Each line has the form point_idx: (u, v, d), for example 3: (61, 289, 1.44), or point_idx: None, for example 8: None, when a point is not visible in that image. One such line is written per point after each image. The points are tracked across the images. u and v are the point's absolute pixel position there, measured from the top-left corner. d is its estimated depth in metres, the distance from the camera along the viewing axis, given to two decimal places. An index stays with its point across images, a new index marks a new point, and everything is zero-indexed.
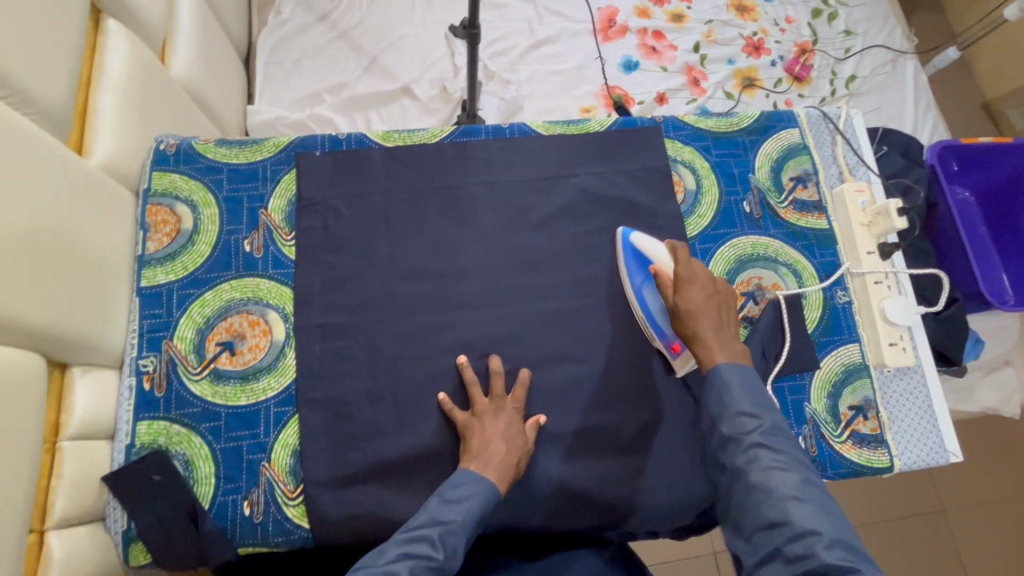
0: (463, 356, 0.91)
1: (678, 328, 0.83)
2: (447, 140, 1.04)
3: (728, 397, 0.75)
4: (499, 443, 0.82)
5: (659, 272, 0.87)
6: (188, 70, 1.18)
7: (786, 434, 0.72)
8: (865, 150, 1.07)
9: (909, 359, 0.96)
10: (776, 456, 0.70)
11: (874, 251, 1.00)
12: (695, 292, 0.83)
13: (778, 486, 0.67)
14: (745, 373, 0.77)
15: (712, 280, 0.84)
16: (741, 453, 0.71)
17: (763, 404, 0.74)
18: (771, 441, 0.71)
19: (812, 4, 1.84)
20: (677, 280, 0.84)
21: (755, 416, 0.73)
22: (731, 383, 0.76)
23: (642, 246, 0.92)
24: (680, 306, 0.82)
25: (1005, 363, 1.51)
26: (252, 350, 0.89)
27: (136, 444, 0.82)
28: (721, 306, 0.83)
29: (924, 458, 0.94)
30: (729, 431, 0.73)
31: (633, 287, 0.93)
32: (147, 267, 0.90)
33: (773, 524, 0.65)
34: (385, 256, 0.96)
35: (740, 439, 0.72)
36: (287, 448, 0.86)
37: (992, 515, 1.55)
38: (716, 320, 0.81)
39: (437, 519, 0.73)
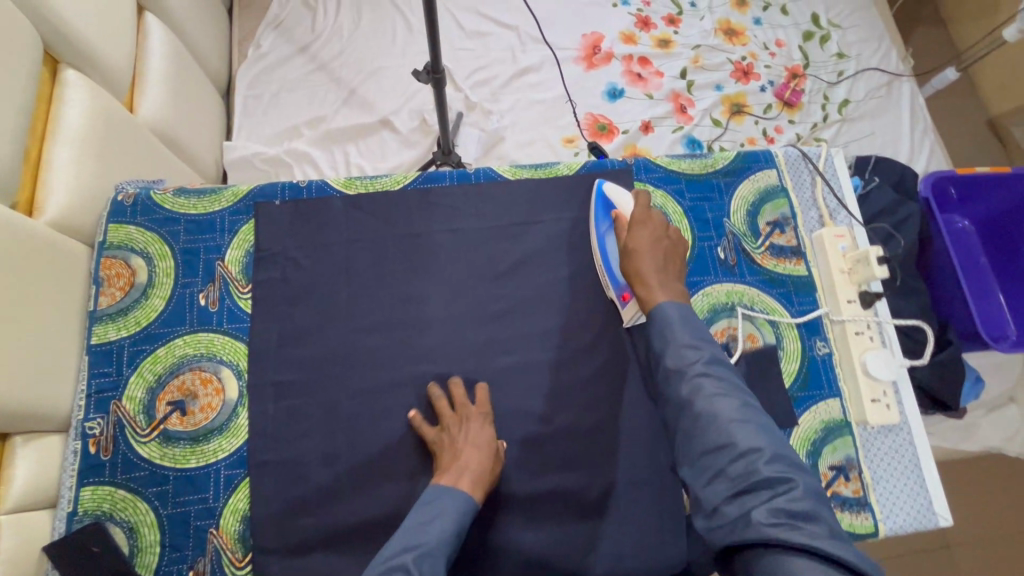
0: (433, 382, 0.90)
1: (625, 267, 0.89)
2: (410, 186, 1.01)
3: (673, 333, 0.82)
4: (470, 451, 0.81)
5: (618, 215, 0.93)
6: (156, 111, 1.16)
7: (725, 365, 0.79)
8: (846, 193, 1.04)
9: (893, 417, 0.90)
10: (717, 384, 0.76)
11: (855, 300, 0.95)
12: (644, 234, 0.90)
13: (720, 410, 0.73)
14: (682, 310, 0.84)
15: (663, 227, 0.92)
16: (686, 383, 0.78)
17: (703, 338, 0.81)
18: (712, 371, 0.77)
19: (804, 26, 1.78)
20: (631, 222, 0.91)
21: (697, 348, 0.80)
22: (673, 320, 0.83)
23: (610, 192, 0.96)
24: (627, 245, 0.89)
25: (1009, 401, 1.42)
26: (203, 409, 0.87)
27: (78, 511, 0.80)
28: (667, 250, 0.89)
29: (911, 522, 0.88)
30: (676, 364, 0.80)
31: (598, 234, 0.95)
32: (98, 323, 0.89)
33: (717, 447, 0.71)
34: (344, 308, 0.93)
35: (684, 371, 0.79)
36: (236, 513, 0.83)
37: (999, 552, 1.47)
38: (660, 262, 0.88)
39: (408, 545, 0.71)
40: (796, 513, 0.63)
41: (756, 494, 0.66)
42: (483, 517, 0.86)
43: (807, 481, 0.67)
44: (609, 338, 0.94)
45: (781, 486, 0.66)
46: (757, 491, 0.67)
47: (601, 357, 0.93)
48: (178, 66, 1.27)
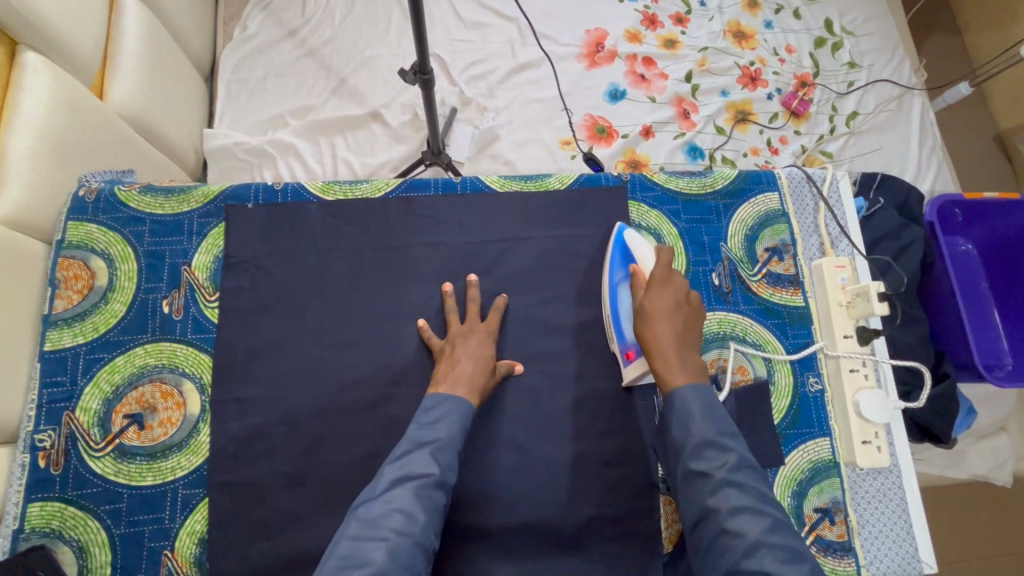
0: (447, 283, 0.91)
1: (639, 331, 0.81)
2: (391, 194, 0.95)
3: (694, 428, 0.73)
4: (465, 364, 0.82)
5: (637, 271, 0.85)
6: (129, 95, 1.07)
7: (752, 471, 0.70)
8: (850, 222, 1.00)
9: (884, 460, 0.86)
10: (745, 496, 0.67)
11: (852, 335, 0.91)
12: (664, 298, 0.81)
13: (748, 530, 0.65)
14: (703, 396, 0.75)
15: (684, 291, 0.83)
16: (711, 494, 0.68)
17: (727, 435, 0.73)
18: (738, 479, 0.69)
19: (817, 32, 1.70)
20: (651, 282, 0.83)
21: (721, 450, 0.71)
22: (694, 410, 0.74)
23: (631, 244, 0.88)
24: (645, 308, 0.81)
25: (1000, 429, 1.36)
26: (163, 424, 0.82)
27: (25, 529, 0.76)
28: (687, 320, 0.81)
29: (895, 568, 0.86)
30: (699, 467, 0.71)
31: (611, 284, 0.89)
32: (52, 329, 0.84)
33: (747, 574, 0.63)
34: (315, 322, 0.89)
35: (708, 476, 0.69)
36: (193, 535, 0.79)
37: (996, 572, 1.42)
38: (678, 332, 0.80)
39: (420, 442, 0.74)
40: None
41: None
42: (450, 549, 0.81)
43: None
44: (594, 364, 0.90)
45: None
46: None
47: (584, 385, 0.89)
48: (156, 49, 1.16)
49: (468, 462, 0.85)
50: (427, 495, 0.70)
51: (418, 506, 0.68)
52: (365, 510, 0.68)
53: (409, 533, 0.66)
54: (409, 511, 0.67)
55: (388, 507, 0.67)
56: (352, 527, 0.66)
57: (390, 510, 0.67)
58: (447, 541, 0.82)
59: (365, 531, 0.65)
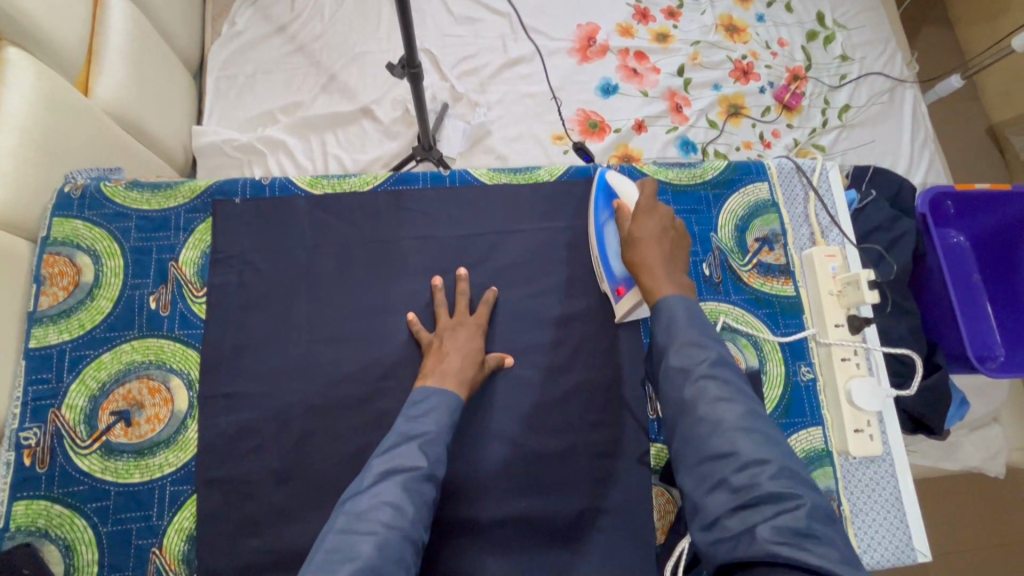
0: (437, 277, 0.90)
1: (626, 255, 0.82)
2: (380, 187, 0.95)
3: (676, 330, 0.73)
4: (454, 357, 0.82)
5: (621, 204, 0.87)
6: (116, 91, 1.06)
7: (732, 368, 0.70)
8: (840, 211, 1.00)
9: (877, 449, 0.86)
10: (723, 388, 0.67)
11: (843, 324, 0.91)
12: (649, 223, 0.83)
13: (724, 417, 0.64)
14: (689, 306, 0.75)
15: (668, 217, 0.85)
16: (690, 385, 0.68)
17: (710, 337, 0.72)
18: (717, 373, 0.68)
19: (808, 25, 1.70)
20: (635, 210, 0.85)
21: (702, 347, 0.70)
22: (678, 315, 0.74)
23: (614, 182, 0.90)
24: (632, 234, 0.82)
25: (994, 420, 1.35)
26: (150, 421, 0.82)
27: (11, 528, 0.75)
28: (672, 242, 0.83)
29: (889, 557, 0.86)
30: (678, 363, 0.70)
31: (597, 224, 0.91)
32: (37, 326, 0.83)
33: (720, 455, 0.62)
34: (304, 317, 0.88)
35: (688, 370, 0.69)
36: (181, 532, 0.78)
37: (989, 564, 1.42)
38: (664, 252, 0.81)
39: (408, 435, 0.73)
40: (803, 533, 0.55)
41: (758, 507, 0.58)
42: (442, 543, 0.81)
43: (815, 500, 0.59)
44: (586, 356, 0.90)
45: (788, 502, 0.58)
46: (761, 505, 0.58)
47: (575, 377, 0.89)
48: (143, 45, 1.15)
49: (459, 455, 0.84)
50: (416, 488, 0.69)
51: (406, 499, 0.68)
52: (353, 504, 0.67)
53: (398, 526, 0.65)
54: (398, 504, 0.67)
55: (376, 500, 0.67)
56: (339, 522, 0.65)
57: (378, 504, 0.66)
58: (439, 534, 0.81)
59: (353, 524, 0.64)
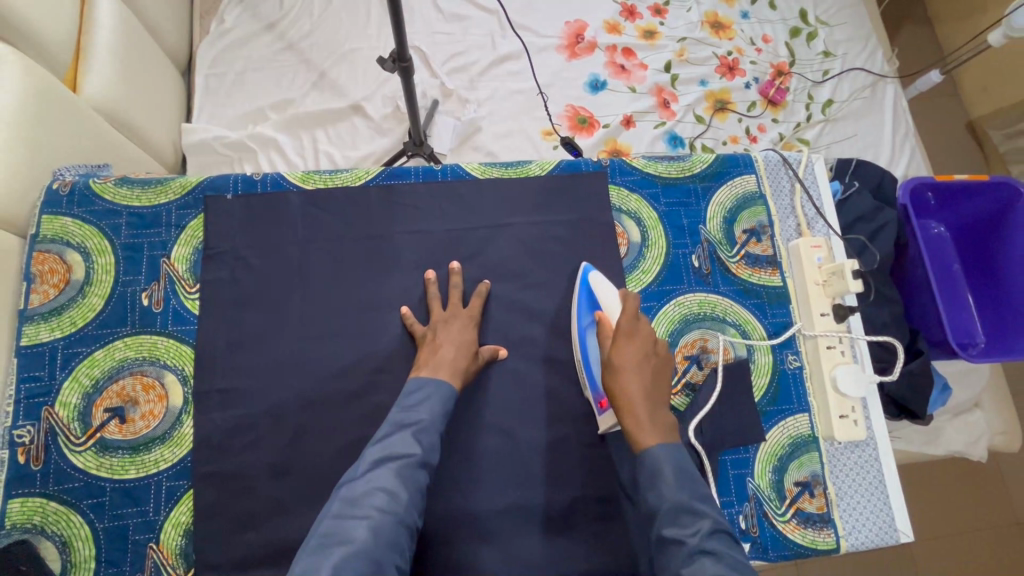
0: (429, 271, 0.91)
1: (608, 384, 0.80)
2: (373, 182, 0.95)
3: (665, 490, 0.72)
4: (448, 348, 0.83)
5: (603, 319, 0.84)
6: (103, 89, 1.05)
7: (727, 538, 0.68)
8: (825, 203, 1.02)
9: (860, 433, 0.89)
10: (718, 565, 0.64)
11: (828, 313, 0.93)
12: (632, 352, 0.80)
13: None
14: (676, 457, 0.74)
15: (652, 341, 0.82)
16: (686, 562, 0.65)
17: (701, 500, 0.71)
18: (712, 547, 0.66)
19: (792, 22, 1.73)
20: (618, 333, 0.82)
21: (694, 516, 0.69)
22: (665, 472, 0.73)
23: (596, 288, 0.88)
24: (612, 362, 0.79)
25: (974, 406, 1.39)
26: (144, 417, 0.82)
27: (5, 526, 0.75)
28: (655, 371, 0.80)
29: (873, 538, 0.88)
30: (671, 534, 0.68)
31: (578, 330, 0.88)
32: (28, 323, 0.82)
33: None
34: (297, 313, 0.88)
35: (683, 544, 0.67)
36: (178, 527, 0.79)
37: (969, 546, 1.47)
38: (648, 386, 0.79)
39: (403, 424, 0.74)
40: None
41: None
42: (438, 533, 0.82)
43: None
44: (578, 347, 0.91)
45: None
46: None
47: (568, 368, 0.90)
48: (131, 43, 1.15)
49: (454, 447, 0.85)
50: (410, 475, 0.71)
51: (400, 485, 0.69)
52: (348, 490, 0.68)
53: (392, 512, 0.67)
54: (392, 490, 0.68)
55: (371, 486, 0.68)
56: (334, 507, 0.67)
57: (373, 490, 0.68)
58: (435, 525, 0.82)
59: (348, 509, 0.66)
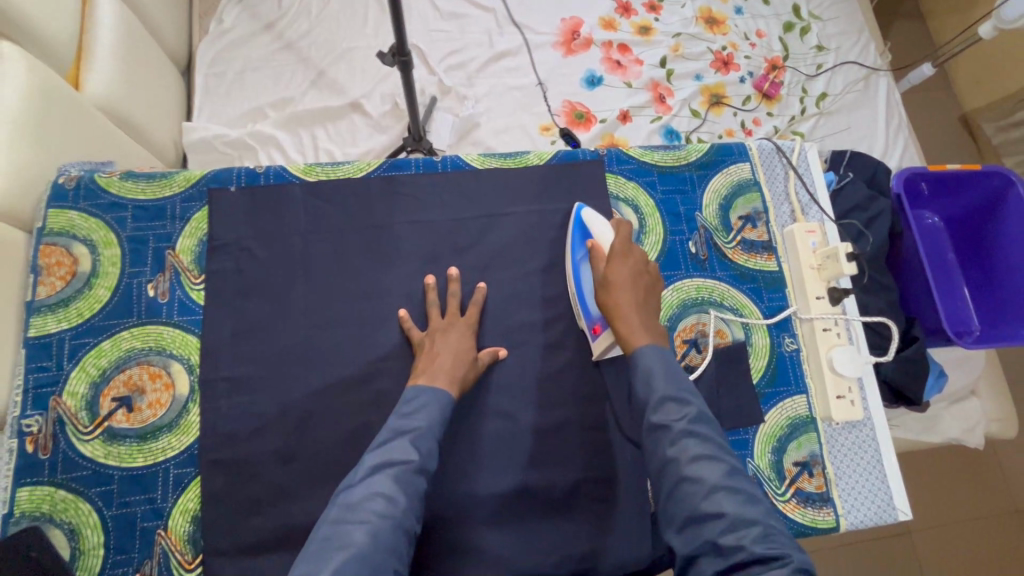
0: (428, 275, 0.92)
1: (600, 300, 0.82)
2: (374, 174, 0.97)
3: (655, 384, 0.73)
4: (445, 357, 0.83)
5: (595, 246, 0.85)
6: (106, 87, 1.06)
7: (711, 422, 0.71)
8: (819, 189, 1.04)
9: (857, 413, 0.90)
10: (704, 445, 0.67)
11: (824, 296, 0.95)
12: (624, 268, 0.82)
13: (706, 476, 0.65)
14: (665, 358, 0.76)
15: (643, 260, 0.84)
16: (672, 444, 0.68)
17: (688, 390, 0.73)
18: (697, 430, 0.69)
19: (785, 17, 1.75)
20: (610, 254, 0.83)
21: (681, 403, 0.71)
22: (654, 369, 0.74)
23: (588, 220, 0.89)
24: (607, 279, 0.81)
25: (971, 393, 1.40)
26: (152, 406, 0.83)
27: (15, 513, 0.76)
28: (647, 287, 0.82)
29: (871, 516, 0.89)
30: (659, 421, 0.70)
31: (573, 262, 0.90)
32: (35, 315, 0.83)
33: (705, 517, 0.63)
34: (301, 302, 0.90)
35: (669, 428, 0.69)
36: (186, 514, 0.80)
37: (971, 532, 1.48)
38: (640, 299, 0.80)
39: (400, 431, 0.75)
40: None
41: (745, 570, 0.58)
42: (443, 516, 0.83)
43: (802, 557, 0.59)
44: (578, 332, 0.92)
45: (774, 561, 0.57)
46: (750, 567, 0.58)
47: (569, 353, 0.91)
48: (132, 41, 1.16)
49: (458, 431, 0.87)
50: (408, 480, 0.71)
51: (398, 490, 0.69)
52: (347, 495, 0.69)
53: (391, 516, 0.67)
54: (390, 495, 0.68)
55: (369, 491, 0.68)
56: (334, 512, 0.67)
57: (371, 494, 0.68)
58: (440, 508, 0.83)
59: (346, 514, 0.66)
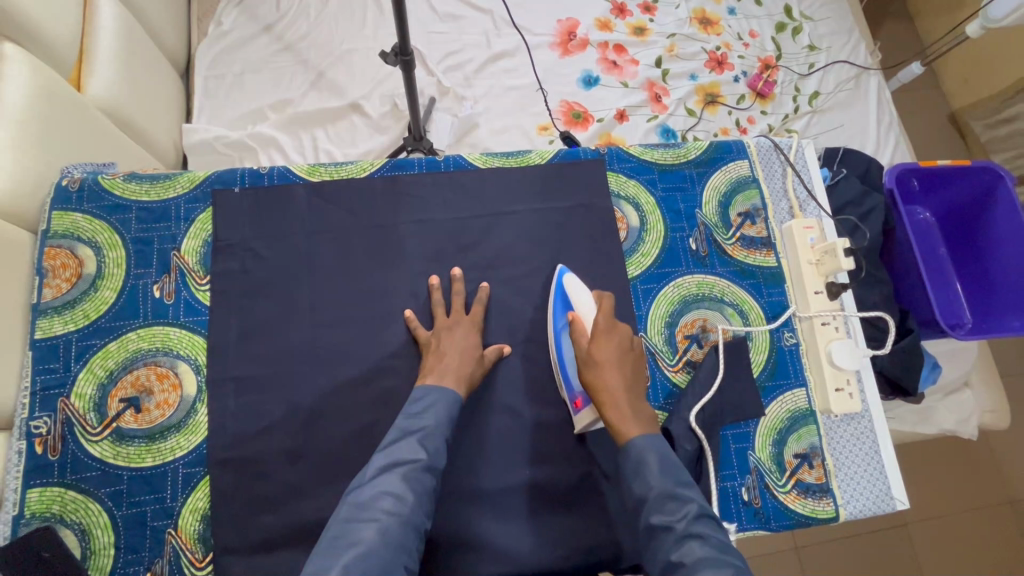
0: (434, 276, 0.93)
1: (588, 378, 0.82)
2: (377, 174, 0.98)
3: (651, 480, 0.74)
4: (452, 356, 0.84)
5: (577, 320, 0.86)
6: (107, 90, 1.07)
7: (714, 522, 0.70)
8: (816, 185, 1.06)
9: (855, 405, 0.92)
10: (706, 545, 0.66)
11: (822, 291, 0.96)
12: (611, 348, 0.82)
13: None
14: (658, 447, 0.77)
15: (628, 338, 0.85)
16: (675, 546, 0.67)
17: (686, 487, 0.73)
18: (699, 530, 0.68)
19: (777, 17, 1.78)
20: (595, 331, 0.84)
21: (680, 501, 0.71)
22: (649, 461, 0.75)
23: (569, 289, 0.89)
24: (594, 357, 0.81)
25: (964, 385, 1.43)
26: (160, 406, 0.83)
27: (25, 515, 0.76)
28: (633, 366, 0.83)
29: (870, 506, 0.91)
30: (659, 521, 0.70)
31: (553, 331, 0.89)
32: (42, 317, 0.84)
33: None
34: (307, 302, 0.90)
35: (672, 528, 0.69)
36: (195, 513, 0.80)
37: (964, 523, 1.51)
38: (627, 380, 0.81)
39: (408, 431, 0.76)
40: None
41: None
42: (450, 512, 0.84)
43: None
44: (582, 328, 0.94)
45: None
46: None
47: None
48: (131, 44, 1.16)
49: (464, 427, 0.88)
50: (416, 479, 0.72)
51: (407, 489, 0.71)
52: (357, 494, 0.70)
53: (399, 514, 0.68)
54: (399, 494, 0.70)
55: (378, 490, 0.70)
56: (344, 510, 0.69)
57: (380, 493, 0.69)
58: (447, 503, 0.84)
59: (356, 513, 0.68)
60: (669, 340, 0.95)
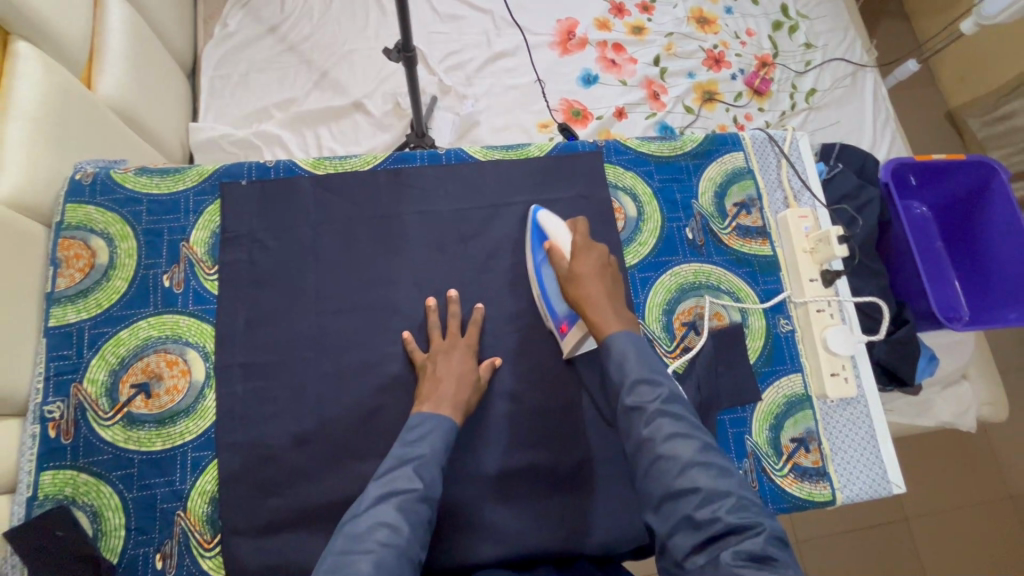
0: (429, 298, 0.93)
1: (570, 294, 0.85)
2: (381, 166, 1.00)
3: (628, 369, 0.77)
4: (449, 382, 0.84)
5: (554, 247, 0.89)
6: (118, 89, 1.09)
7: (682, 402, 0.74)
8: (810, 176, 1.08)
9: (851, 390, 0.94)
10: (677, 424, 0.71)
11: (817, 279, 0.99)
12: (589, 263, 0.86)
13: (681, 454, 0.68)
14: (636, 342, 0.80)
15: (604, 254, 0.89)
16: (647, 425, 0.72)
17: (659, 373, 0.77)
18: (669, 410, 0.72)
19: (773, 16, 1.80)
20: (572, 250, 0.88)
21: (654, 385, 0.75)
22: (628, 353, 0.78)
23: (544, 223, 0.92)
24: (574, 272, 0.85)
25: (962, 377, 1.44)
26: (169, 392, 0.85)
27: (39, 496, 0.78)
28: (611, 278, 0.87)
29: (866, 490, 0.93)
30: (634, 404, 0.74)
31: (534, 265, 0.93)
32: (56, 306, 0.86)
33: (680, 492, 0.66)
34: (313, 291, 0.93)
35: (643, 411, 0.73)
36: (204, 495, 0.82)
37: (964, 517, 1.51)
38: (607, 289, 0.85)
39: (404, 459, 0.75)
40: (762, 557, 0.60)
41: (722, 540, 0.62)
42: (453, 494, 0.86)
43: (772, 523, 0.64)
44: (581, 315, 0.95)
45: (746, 530, 0.62)
46: (725, 537, 0.62)
47: None
48: (140, 45, 1.19)
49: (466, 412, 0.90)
50: (412, 509, 0.71)
51: (403, 519, 0.70)
52: (352, 525, 0.69)
53: (395, 545, 0.67)
54: (394, 524, 0.69)
55: (374, 521, 0.69)
56: (339, 542, 0.68)
57: (376, 524, 0.68)
58: (450, 486, 0.86)
59: (351, 545, 0.66)
60: (666, 326, 0.97)
